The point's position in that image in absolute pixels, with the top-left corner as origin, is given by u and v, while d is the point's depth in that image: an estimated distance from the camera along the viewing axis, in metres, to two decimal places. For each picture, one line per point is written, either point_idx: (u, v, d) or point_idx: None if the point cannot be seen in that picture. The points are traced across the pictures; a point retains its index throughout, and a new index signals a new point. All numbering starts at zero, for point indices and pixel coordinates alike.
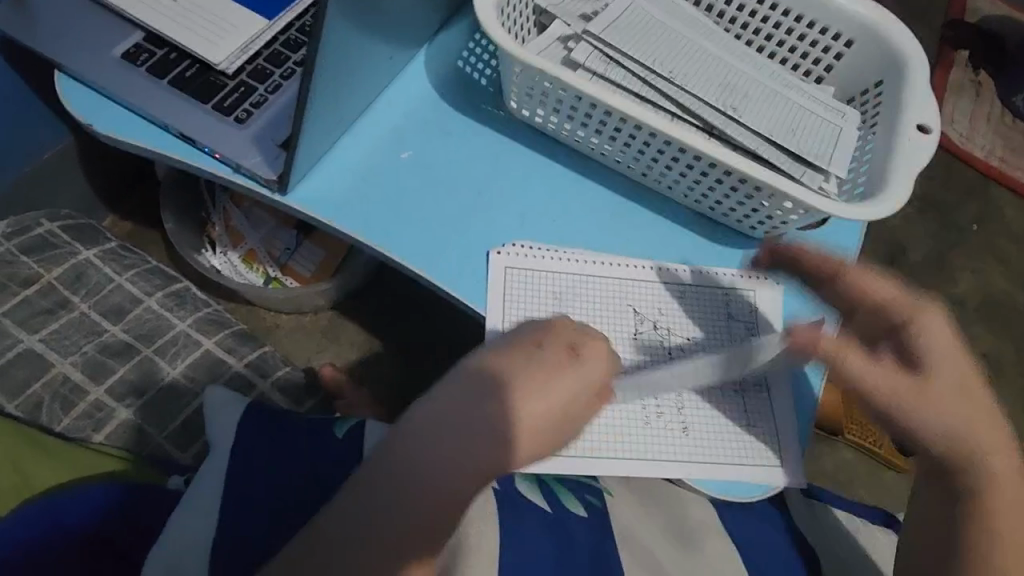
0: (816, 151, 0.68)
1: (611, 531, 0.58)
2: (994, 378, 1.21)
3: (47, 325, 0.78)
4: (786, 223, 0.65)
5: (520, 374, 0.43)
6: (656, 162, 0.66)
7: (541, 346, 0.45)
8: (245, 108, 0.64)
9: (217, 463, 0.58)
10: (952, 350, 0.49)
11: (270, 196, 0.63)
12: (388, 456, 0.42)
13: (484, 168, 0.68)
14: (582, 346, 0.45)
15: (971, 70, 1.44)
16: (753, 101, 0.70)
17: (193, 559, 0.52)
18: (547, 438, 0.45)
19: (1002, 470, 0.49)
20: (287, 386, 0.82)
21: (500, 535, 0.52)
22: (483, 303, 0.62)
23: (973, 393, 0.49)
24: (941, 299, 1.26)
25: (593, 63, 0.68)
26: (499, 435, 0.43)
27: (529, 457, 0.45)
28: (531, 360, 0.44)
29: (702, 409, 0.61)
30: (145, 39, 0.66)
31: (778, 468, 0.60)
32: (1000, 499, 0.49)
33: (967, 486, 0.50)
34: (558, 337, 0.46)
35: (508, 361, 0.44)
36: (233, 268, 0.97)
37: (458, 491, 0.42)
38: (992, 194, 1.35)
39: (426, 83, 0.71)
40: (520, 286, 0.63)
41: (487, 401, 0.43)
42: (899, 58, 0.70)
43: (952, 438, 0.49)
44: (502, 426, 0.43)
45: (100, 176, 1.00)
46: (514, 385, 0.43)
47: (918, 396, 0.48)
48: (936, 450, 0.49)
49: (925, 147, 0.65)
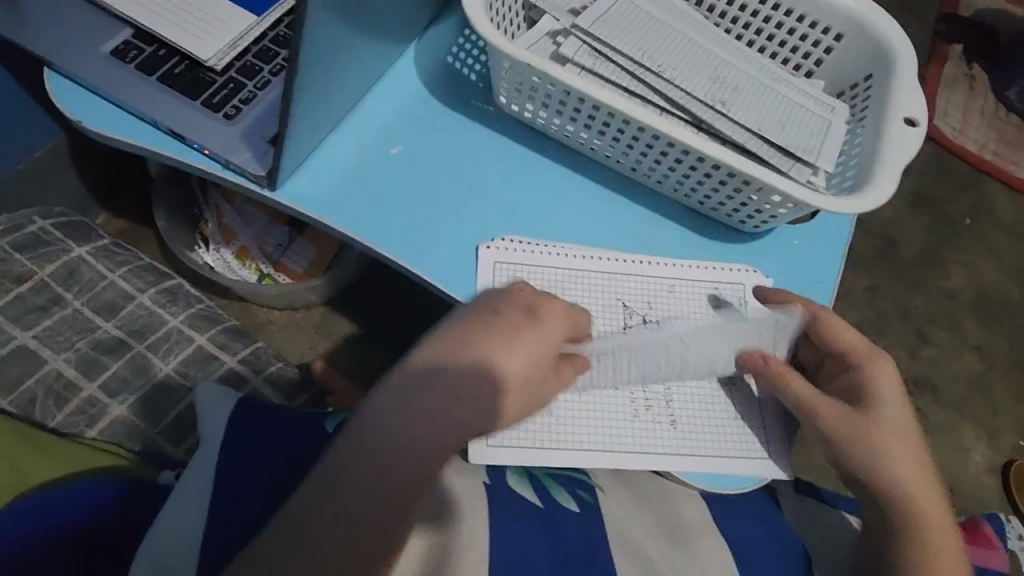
0: (805, 145, 0.68)
1: (603, 526, 0.58)
2: (985, 370, 1.22)
3: (40, 322, 0.78)
4: (775, 216, 0.65)
5: (482, 339, 0.49)
6: (645, 156, 0.66)
7: (500, 313, 0.50)
8: (233, 104, 0.64)
9: (206, 459, 0.58)
10: (896, 394, 0.58)
11: (259, 192, 0.63)
12: (360, 434, 0.46)
13: (473, 163, 0.68)
14: (539, 308, 0.51)
15: (965, 64, 1.45)
16: (742, 95, 0.70)
17: (182, 556, 0.53)
18: (515, 401, 0.50)
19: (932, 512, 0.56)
20: (279, 380, 0.82)
21: (489, 532, 0.52)
22: (465, 292, 0.63)
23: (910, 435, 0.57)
24: (933, 292, 1.27)
25: (581, 57, 0.69)
26: (473, 402, 0.48)
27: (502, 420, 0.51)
28: (490, 324, 0.49)
29: (690, 401, 0.62)
30: (134, 36, 0.66)
31: (768, 460, 0.61)
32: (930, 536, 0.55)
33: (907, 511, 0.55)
34: (516, 303, 0.51)
35: (470, 328, 0.49)
36: (226, 265, 0.97)
37: (428, 454, 0.46)
38: (985, 188, 1.35)
39: (415, 79, 0.72)
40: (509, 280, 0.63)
41: (453, 367, 0.48)
42: (888, 52, 0.71)
43: (889, 464, 0.56)
44: (469, 387, 0.48)
45: (93, 174, 1.00)
46: (478, 349, 0.48)
47: (856, 419, 0.57)
48: (882, 471, 0.56)
49: (913, 140, 0.65)
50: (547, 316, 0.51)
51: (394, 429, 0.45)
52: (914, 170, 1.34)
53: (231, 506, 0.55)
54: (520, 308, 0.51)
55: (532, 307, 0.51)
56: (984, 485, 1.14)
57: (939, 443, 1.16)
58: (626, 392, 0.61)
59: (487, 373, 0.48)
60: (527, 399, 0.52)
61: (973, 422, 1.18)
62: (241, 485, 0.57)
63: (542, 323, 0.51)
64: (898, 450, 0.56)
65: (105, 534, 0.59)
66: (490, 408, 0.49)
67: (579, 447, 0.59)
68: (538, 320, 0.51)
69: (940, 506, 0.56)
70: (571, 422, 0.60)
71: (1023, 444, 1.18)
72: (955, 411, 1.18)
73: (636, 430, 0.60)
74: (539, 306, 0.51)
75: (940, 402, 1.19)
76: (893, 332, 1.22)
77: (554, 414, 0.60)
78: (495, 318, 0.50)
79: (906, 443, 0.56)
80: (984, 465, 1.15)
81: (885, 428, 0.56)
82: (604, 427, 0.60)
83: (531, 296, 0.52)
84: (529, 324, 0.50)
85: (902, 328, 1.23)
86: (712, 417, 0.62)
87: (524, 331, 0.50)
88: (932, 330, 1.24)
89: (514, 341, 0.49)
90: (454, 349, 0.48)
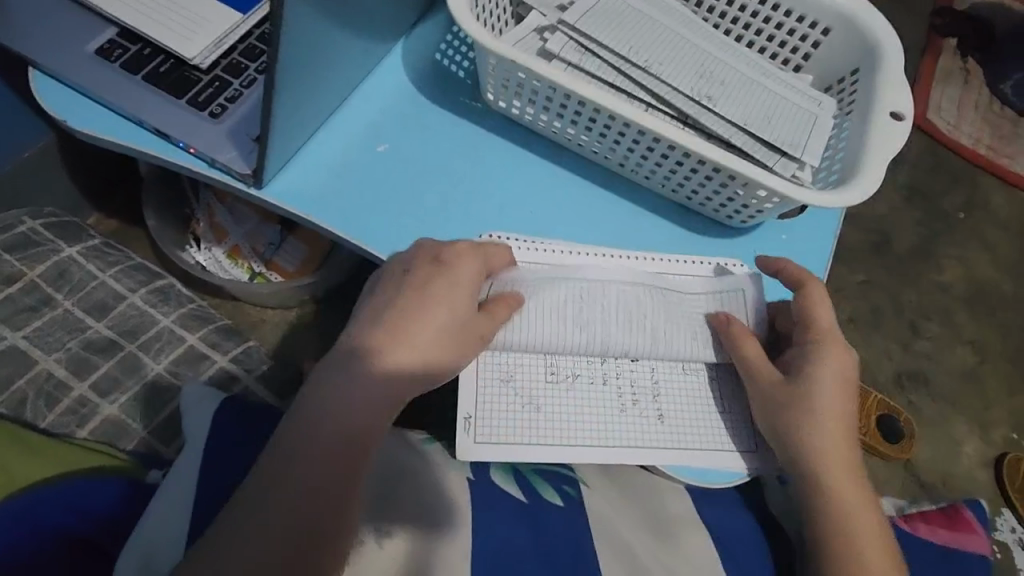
0: (791, 140, 0.68)
1: (587, 522, 0.58)
2: (979, 364, 1.22)
3: (30, 322, 0.78)
4: (761, 211, 0.65)
5: (399, 293, 0.54)
6: (632, 152, 0.66)
7: (409, 270, 0.55)
8: (219, 102, 0.64)
9: (189, 461, 0.58)
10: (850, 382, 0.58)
11: (246, 190, 0.63)
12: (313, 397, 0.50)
13: (460, 160, 0.68)
14: (443, 256, 0.56)
15: (960, 57, 1.44)
16: (729, 89, 0.70)
17: (167, 555, 0.53)
18: (444, 342, 0.53)
19: (860, 513, 0.56)
20: (271, 379, 0.83)
21: (471, 529, 0.54)
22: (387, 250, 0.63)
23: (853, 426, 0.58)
24: (927, 286, 1.27)
25: (568, 53, 0.68)
26: (390, 344, 0.52)
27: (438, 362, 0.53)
28: (401, 280, 0.54)
29: (677, 396, 0.62)
30: (119, 35, 0.66)
31: (754, 455, 0.61)
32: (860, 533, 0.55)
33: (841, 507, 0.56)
34: (421, 258, 0.56)
35: (385, 288, 0.54)
36: (218, 264, 0.98)
37: (368, 405, 0.50)
38: (979, 182, 1.35)
39: (403, 76, 0.72)
40: None
41: (370, 318, 0.53)
42: (876, 46, 0.70)
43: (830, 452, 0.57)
44: (385, 332, 0.52)
45: (83, 174, 1.00)
46: (395, 301, 0.53)
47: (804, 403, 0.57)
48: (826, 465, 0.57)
49: (899, 135, 0.65)
50: (455, 262, 0.56)
51: (339, 393, 0.50)
52: (909, 165, 1.34)
53: (215, 506, 0.56)
54: (428, 257, 0.56)
55: (439, 255, 0.56)
56: (977, 479, 1.14)
57: (932, 437, 1.16)
58: (613, 388, 0.62)
59: (406, 319, 0.52)
60: (460, 343, 0.54)
61: (967, 415, 1.18)
62: (226, 486, 0.58)
63: (451, 269, 0.55)
64: (834, 437, 0.57)
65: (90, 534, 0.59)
66: (415, 349, 0.52)
67: (568, 443, 0.59)
68: (446, 267, 0.55)
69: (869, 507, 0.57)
70: (560, 419, 0.60)
71: (1016, 437, 1.18)
72: (948, 405, 1.19)
73: (625, 425, 0.61)
74: (443, 253, 0.56)
75: (933, 396, 1.19)
76: (886, 326, 1.23)
77: (543, 411, 0.60)
78: (410, 271, 0.55)
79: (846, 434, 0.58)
80: (978, 458, 1.16)
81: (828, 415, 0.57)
82: (593, 423, 0.60)
83: (439, 247, 0.56)
84: (439, 271, 0.55)
85: (896, 322, 1.23)
86: (700, 410, 0.62)
87: (434, 278, 0.54)
88: (925, 323, 1.24)
89: (425, 289, 0.54)
90: (383, 306, 0.54)
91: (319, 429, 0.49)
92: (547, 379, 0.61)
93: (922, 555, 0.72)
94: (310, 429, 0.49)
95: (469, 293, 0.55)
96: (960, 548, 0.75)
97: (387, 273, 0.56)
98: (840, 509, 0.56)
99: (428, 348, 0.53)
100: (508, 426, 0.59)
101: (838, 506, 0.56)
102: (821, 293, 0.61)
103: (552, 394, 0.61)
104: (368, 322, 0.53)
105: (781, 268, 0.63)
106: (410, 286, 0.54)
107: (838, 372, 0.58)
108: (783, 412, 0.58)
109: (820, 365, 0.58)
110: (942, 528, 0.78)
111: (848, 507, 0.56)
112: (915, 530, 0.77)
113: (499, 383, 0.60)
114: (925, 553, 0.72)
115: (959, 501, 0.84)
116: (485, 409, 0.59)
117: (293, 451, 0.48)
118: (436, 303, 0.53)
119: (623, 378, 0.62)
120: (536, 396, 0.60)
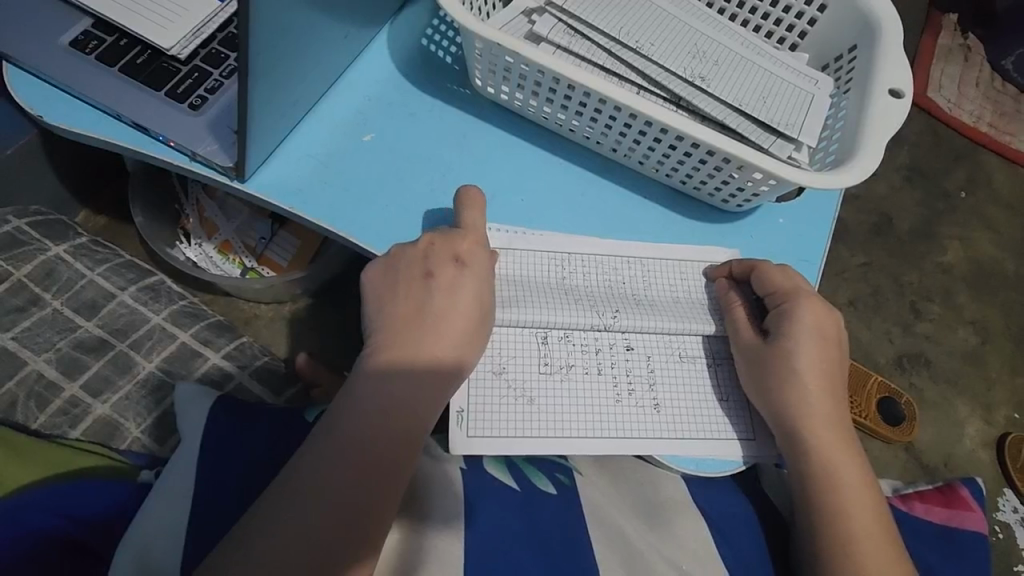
0: (787, 120, 0.66)
1: (580, 508, 0.58)
2: (982, 345, 1.21)
3: (18, 323, 0.77)
4: (758, 194, 0.63)
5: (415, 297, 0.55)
6: (624, 137, 0.64)
7: (426, 271, 0.55)
8: (199, 93, 0.63)
9: (185, 460, 0.57)
10: (830, 349, 0.59)
11: (227, 184, 0.61)
12: (332, 411, 0.52)
13: (449, 149, 0.67)
14: (461, 253, 0.57)
15: (960, 34, 1.41)
16: (723, 69, 0.68)
17: (166, 556, 0.53)
18: (471, 341, 0.55)
19: (848, 486, 0.56)
20: (265, 376, 0.82)
21: (466, 526, 0.53)
22: (382, 245, 0.61)
23: (836, 394, 0.59)
24: (928, 267, 1.25)
25: (557, 35, 0.67)
26: (403, 343, 0.53)
27: (457, 354, 0.54)
28: (416, 284, 0.55)
29: (673, 385, 0.61)
30: (94, 26, 0.65)
31: (749, 442, 0.60)
32: (854, 511, 0.55)
33: (835, 494, 0.56)
34: (438, 254, 0.56)
35: (401, 292, 0.55)
36: (209, 259, 0.97)
37: (372, 414, 0.51)
38: (980, 159, 1.33)
39: (390, 63, 0.70)
40: (504, 265, 0.63)
41: (381, 328, 0.54)
42: (875, 21, 0.68)
43: (815, 429, 0.57)
44: (399, 338, 0.53)
45: (70, 171, 0.99)
46: (429, 307, 0.54)
47: (786, 380, 0.57)
48: (814, 447, 0.57)
49: (900, 112, 0.63)
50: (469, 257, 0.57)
51: (356, 397, 0.52)
52: (908, 145, 1.32)
53: (212, 505, 0.56)
54: (445, 253, 0.56)
55: (454, 250, 0.57)
56: (979, 460, 1.13)
57: (935, 419, 1.15)
58: (608, 377, 0.61)
59: (426, 315, 0.54)
60: (474, 336, 0.55)
61: (968, 395, 1.17)
62: (222, 487, 0.57)
63: (467, 262, 0.57)
64: (820, 412, 0.57)
65: (84, 537, 0.59)
66: (429, 349, 0.53)
67: (564, 435, 0.59)
68: (461, 262, 0.56)
69: (861, 482, 0.57)
70: (553, 411, 0.59)
71: (1018, 417, 1.17)
72: (951, 386, 1.18)
73: (620, 414, 0.60)
74: (458, 249, 0.57)
75: (935, 377, 1.18)
76: (887, 308, 1.21)
77: (537, 403, 0.59)
78: (426, 268, 0.55)
79: (831, 405, 0.58)
80: (980, 439, 1.15)
81: (813, 388, 0.57)
82: (588, 414, 0.59)
83: (455, 243, 0.57)
84: (454, 267, 0.56)
85: (898, 305, 1.22)
86: (698, 399, 0.61)
87: (454, 274, 0.56)
88: (927, 305, 1.23)
89: (446, 287, 0.55)
90: (403, 306, 0.55)
91: (346, 433, 0.50)
92: (540, 370, 0.60)
93: (918, 538, 0.71)
94: (326, 432, 0.50)
95: (487, 286, 0.57)
96: (957, 526, 0.74)
97: (405, 270, 0.56)
98: (832, 496, 0.56)
99: (445, 342, 0.54)
100: (503, 419, 0.58)
101: (827, 489, 0.56)
102: (776, 268, 0.61)
103: (546, 386, 0.60)
104: (387, 321, 0.54)
105: (754, 266, 0.62)
106: (433, 284, 0.55)
107: (821, 340, 0.59)
108: (779, 394, 0.57)
109: (810, 340, 0.58)
110: (938, 506, 0.77)
111: (841, 488, 0.56)
112: (910, 509, 0.76)
113: (492, 376, 0.59)
114: (925, 538, 0.71)
115: (955, 478, 0.81)
116: (478, 402, 0.58)
117: (305, 456, 0.50)
118: (456, 300, 0.55)
119: (617, 368, 0.61)
120: (529, 388, 0.60)
